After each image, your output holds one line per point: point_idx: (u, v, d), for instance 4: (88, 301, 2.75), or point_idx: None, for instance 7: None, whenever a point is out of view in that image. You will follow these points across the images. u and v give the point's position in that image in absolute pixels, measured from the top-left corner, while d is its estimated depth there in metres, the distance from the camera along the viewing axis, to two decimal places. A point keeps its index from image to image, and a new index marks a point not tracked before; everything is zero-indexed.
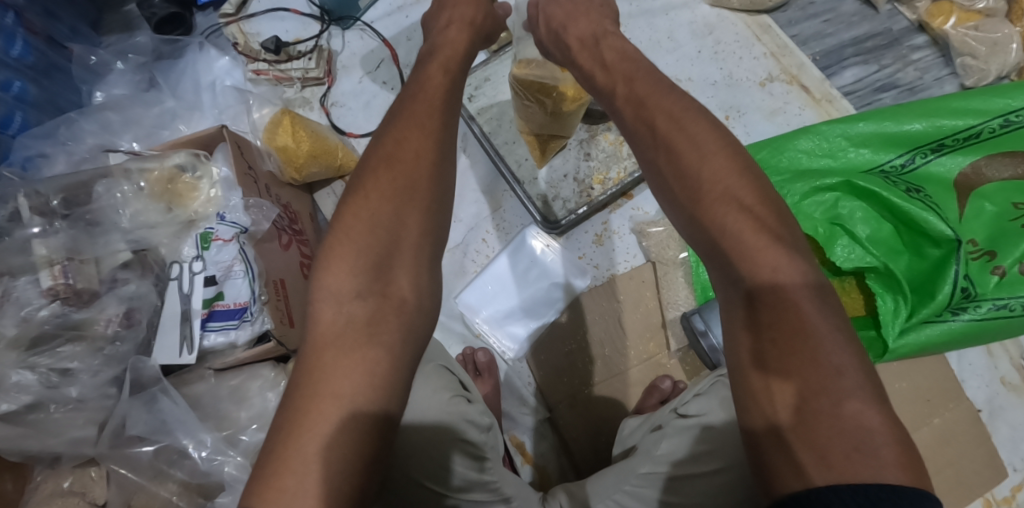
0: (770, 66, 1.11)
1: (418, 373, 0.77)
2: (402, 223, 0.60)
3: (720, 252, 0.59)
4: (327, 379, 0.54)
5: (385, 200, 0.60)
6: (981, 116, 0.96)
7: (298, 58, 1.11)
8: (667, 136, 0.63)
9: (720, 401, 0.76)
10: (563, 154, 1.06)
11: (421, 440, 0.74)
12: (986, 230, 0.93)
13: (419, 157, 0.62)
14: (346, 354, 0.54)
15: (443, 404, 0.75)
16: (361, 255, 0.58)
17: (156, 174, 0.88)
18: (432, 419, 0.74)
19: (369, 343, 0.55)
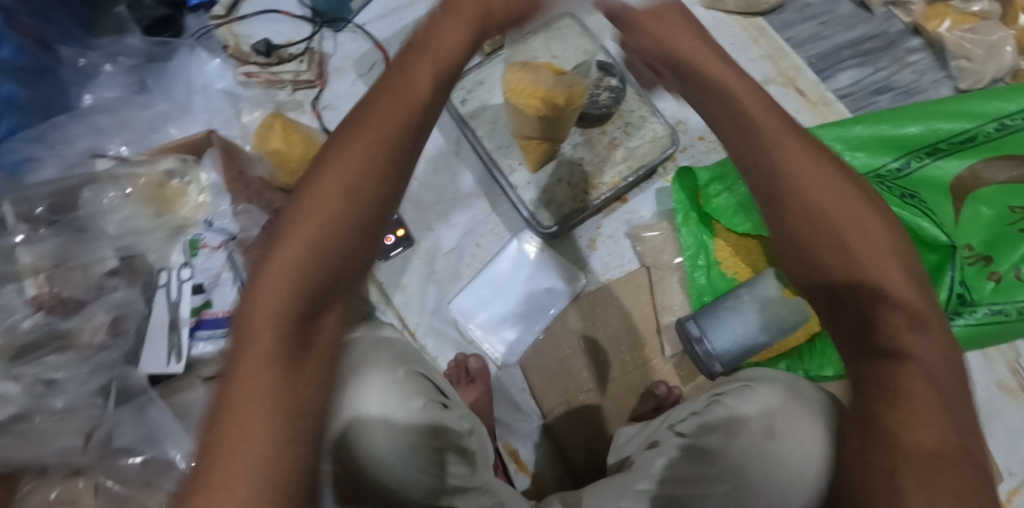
0: (766, 69, 1.10)
1: (384, 376, 0.72)
2: (343, 250, 0.50)
3: (844, 260, 0.56)
4: (230, 436, 0.45)
5: (329, 221, 0.50)
6: (976, 120, 0.96)
7: (289, 61, 1.10)
8: (751, 125, 0.58)
9: (714, 421, 0.75)
10: (557, 158, 1.05)
11: (394, 447, 0.70)
12: (982, 235, 0.93)
13: (375, 172, 0.51)
14: (252, 409, 0.45)
15: (416, 410, 0.72)
16: (293, 287, 0.48)
17: (144, 179, 0.86)
18: (406, 424, 0.71)
19: (279, 398, 0.46)
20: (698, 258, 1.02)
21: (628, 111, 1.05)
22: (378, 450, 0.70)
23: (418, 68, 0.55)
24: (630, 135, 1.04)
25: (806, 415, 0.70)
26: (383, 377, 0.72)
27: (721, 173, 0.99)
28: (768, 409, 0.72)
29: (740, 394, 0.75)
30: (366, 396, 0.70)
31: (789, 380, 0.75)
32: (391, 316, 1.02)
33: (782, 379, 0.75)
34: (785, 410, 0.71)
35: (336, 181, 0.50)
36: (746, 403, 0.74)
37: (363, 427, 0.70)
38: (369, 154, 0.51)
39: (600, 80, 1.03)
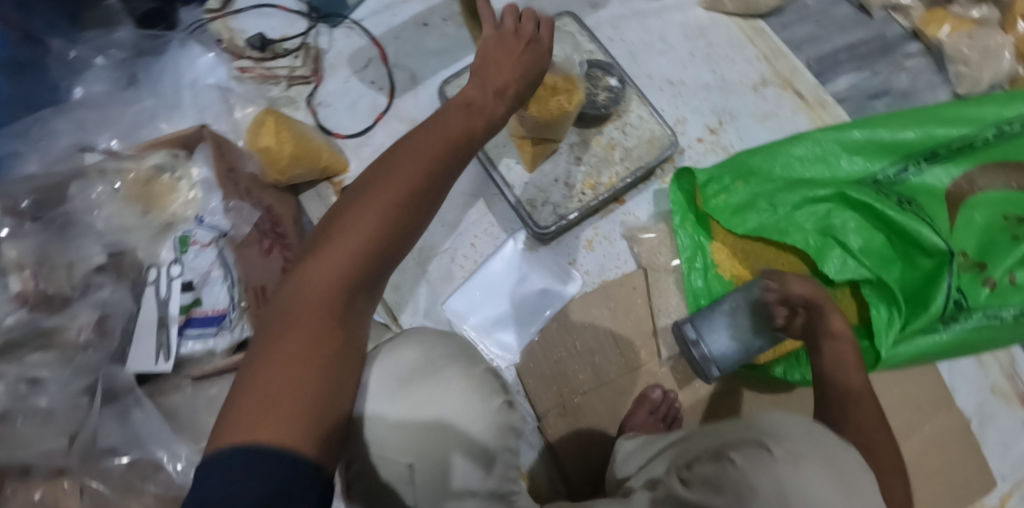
0: (763, 70, 1.09)
1: (456, 369, 0.69)
2: (394, 229, 0.60)
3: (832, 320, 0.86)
4: (294, 346, 0.55)
5: (395, 202, 0.60)
6: (973, 125, 0.96)
7: (284, 56, 1.09)
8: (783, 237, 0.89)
9: (709, 480, 0.68)
10: (553, 158, 1.03)
11: (428, 437, 0.66)
12: (977, 241, 0.94)
13: (433, 170, 0.62)
14: (311, 332, 0.56)
15: (491, 411, 0.68)
16: (362, 247, 0.58)
17: (132, 175, 0.86)
18: (482, 423, 0.67)
19: (333, 331, 0.57)
20: (695, 260, 1.01)
21: (626, 111, 1.04)
22: (450, 450, 0.66)
23: (474, 111, 0.66)
24: (628, 135, 1.03)
25: (824, 478, 0.64)
26: (456, 375, 0.68)
27: (718, 176, 1.00)
28: (785, 477, 0.64)
29: (755, 458, 0.66)
30: (441, 394, 0.66)
31: (807, 437, 0.68)
32: (384, 316, 1.00)
33: (803, 441, 0.67)
34: (805, 476, 0.64)
35: (404, 176, 0.61)
36: (761, 468, 0.65)
37: (437, 427, 0.66)
38: (428, 163, 0.62)
39: (598, 79, 1.02)
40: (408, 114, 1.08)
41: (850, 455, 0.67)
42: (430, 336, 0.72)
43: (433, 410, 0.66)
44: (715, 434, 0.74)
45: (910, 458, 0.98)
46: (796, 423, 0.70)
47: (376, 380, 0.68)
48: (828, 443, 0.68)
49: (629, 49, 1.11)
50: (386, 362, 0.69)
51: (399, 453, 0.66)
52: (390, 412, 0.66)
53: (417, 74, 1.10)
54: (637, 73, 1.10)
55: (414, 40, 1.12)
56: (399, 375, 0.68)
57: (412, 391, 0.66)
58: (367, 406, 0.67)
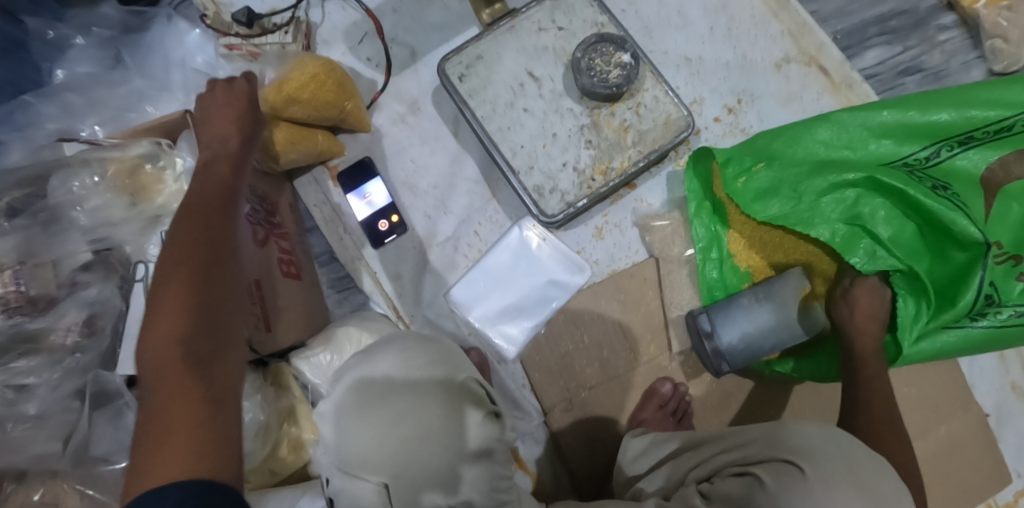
0: (787, 46, 1.02)
1: (437, 372, 0.64)
2: (204, 271, 0.64)
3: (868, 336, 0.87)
4: (159, 403, 0.59)
5: (186, 249, 0.64)
6: (1015, 107, 0.88)
7: (273, 31, 0.98)
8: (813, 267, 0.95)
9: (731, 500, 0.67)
10: (559, 142, 0.93)
11: (409, 439, 0.60)
12: (1012, 233, 0.87)
13: (204, 213, 0.68)
14: (171, 380, 0.59)
15: (472, 422, 0.63)
16: (185, 292, 0.62)
17: (116, 165, 0.80)
18: (462, 435, 0.62)
19: (188, 369, 0.60)
20: (710, 250, 0.96)
21: (640, 91, 0.93)
22: (428, 463, 0.61)
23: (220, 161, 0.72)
24: (641, 118, 0.92)
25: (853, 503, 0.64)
26: (435, 386, 0.63)
27: (739, 156, 0.93)
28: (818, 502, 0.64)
29: (787, 479, 0.66)
30: (418, 408, 0.61)
31: (835, 457, 0.67)
32: (384, 306, 0.98)
33: (833, 463, 0.67)
34: (836, 497, 0.64)
35: (193, 232, 0.66)
36: (792, 492, 0.65)
37: (415, 441, 0.60)
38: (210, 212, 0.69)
39: (610, 55, 0.91)
40: (409, 94, 1.03)
41: (880, 475, 0.67)
42: (412, 343, 0.67)
43: (411, 423, 0.61)
44: (736, 448, 0.74)
45: (923, 457, 0.97)
46: (822, 441, 0.69)
47: (344, 394, 0.64)
48: (856, 462, 0.68)
49: (644, 23, 1.04)
50: (361, 371, 0.65)
51: (369, 469, 0.60)
52: (361, 424, 0.61)
53: (417, 50, 1.04)
54: (651, 49, 1.04)
55: (413, 12, 1.04)
56: (370, 387, 0.63)
57: (387, 404, 0.61)
58: (342, 417, 0.62)
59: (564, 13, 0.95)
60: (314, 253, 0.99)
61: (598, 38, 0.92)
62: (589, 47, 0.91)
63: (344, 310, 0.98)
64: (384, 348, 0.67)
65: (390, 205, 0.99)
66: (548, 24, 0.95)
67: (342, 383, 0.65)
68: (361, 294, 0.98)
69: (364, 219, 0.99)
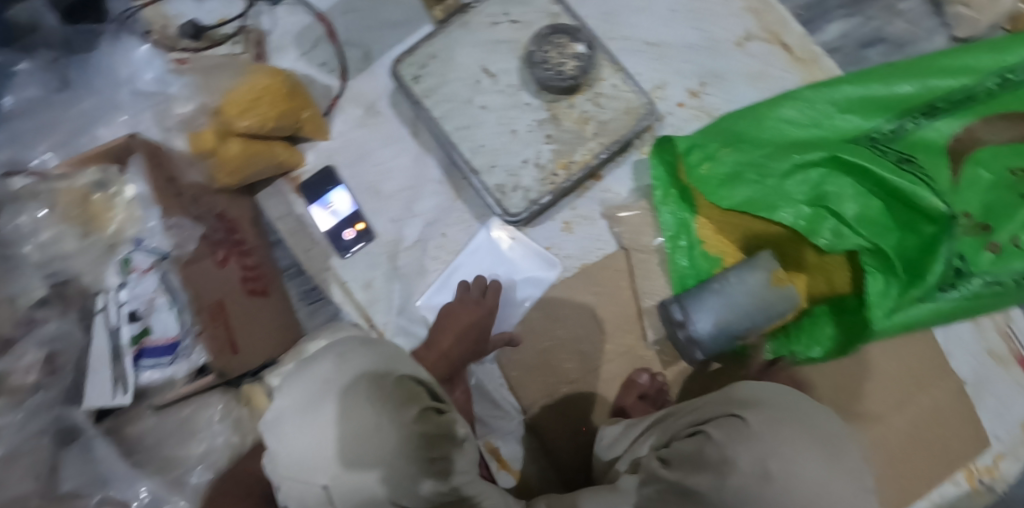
0: (749, 23, 1.00)
1: (373, 370, 0.63)
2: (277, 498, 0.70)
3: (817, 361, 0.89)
4: None
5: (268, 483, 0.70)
6: (975, 75, 0.89)
7: (223, 43, 1.01)
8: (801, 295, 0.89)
9: (689, 463, 0.63)
10: (520, 138, 0.90)
11: (344, 434, 0.60)
12: (981, 202, 0.87)
13: None
14: None
15: (407, 421, 0.61)
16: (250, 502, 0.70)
17: (65, 195, 0.79)
18: (397, 434, 0.60)
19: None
20: (679, 238, 0.96)
21: (598, 80, 0.91)
22: (368, 465, 0.60)
23: None
24: (602, 108, 0.90)
25: (803, 444, 0.58)
26: (368, 388, 0.61)
27: (702, 142, 0.91)
28: (763, 448, 0.58)
29: (732, 430, 0.61)
30: (352, 407, 0.60)
31: (782, 403, 0.62)
32: (356, 316, 0.96)
33: (779, 408, 0.61)
34: (785, 447, 0.58)
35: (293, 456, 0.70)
36: (738, 443, 0.60)
37: (349, 438, 0.60)
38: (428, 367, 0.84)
39: (565, 46, 0.89)
40: (367, 97, 1.01)
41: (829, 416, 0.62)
42: (349, 348, 0.65)
43: (346, 425, 0.60)
44: (693, 410, 0.69)
45: (904, 429, 0.98)
46: (770, 390, 0.64)
47: (284, 403, 0.62)
48: (805, 405, 0.62)
49: (603, 9, 1.01)
50: (302, 378, 0.63)
51: (311, 473, 0.60)
52: (300, 432, 0.60)
53: (371, 51, 1.01)
54: (611, 35, 1.01)
55: (365, 11, 1.01)
56: (308, 395, 0.61)
57: (322, 409, 0.60)
58: (284, 424, 0.61)
59: (517, 5, 0.92)
60: (281, 267, 0.97)
61: (552, 30, 0.89)
62: (542, 40, 0.89)
63: (317, 321, 0.97)
64: (321, 354, 0.65)
65: (355, 212, 0.98)
66: (501, 16, 0.92)
67: (283, 392, 0.63)
68: (332, 305, 0.97)
69: (329, 229, 0.98)
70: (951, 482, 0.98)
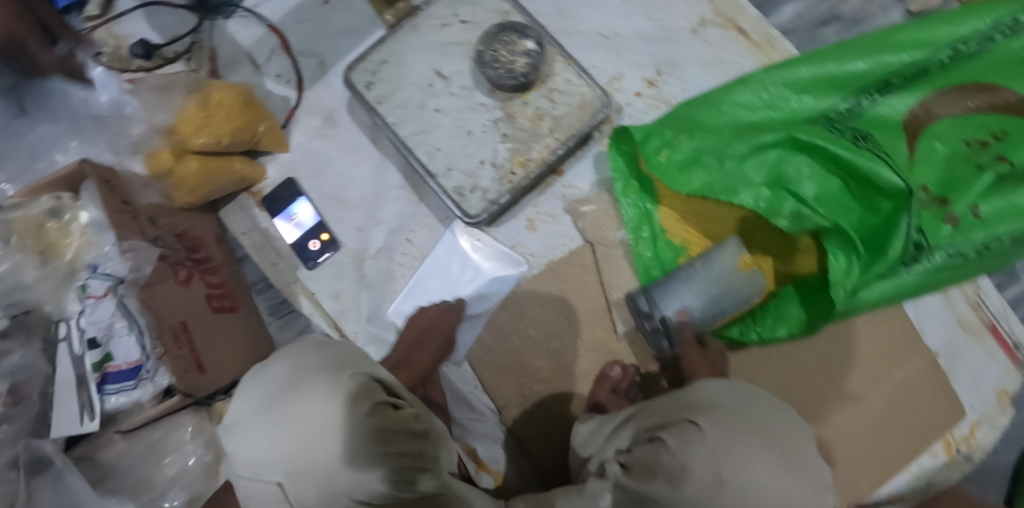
0: (703, 9, 1.00)
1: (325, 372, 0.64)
2: None
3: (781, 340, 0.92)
4: None
5: None
6: (929, 48, 0.88)
7: (175, 60, 0.99)
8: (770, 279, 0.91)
9: (649, 470, 0.61)
10: (475, 139, 0.91)
11: (296, 433, 0.60)
12: (937, 175, 0.87)
13: None
14: None
15: (361, 416, 0.61)
16: None
17: (21, 224, 0.79)
18: (351, 430, 0.60)
19: None
20: (641, 229, 0.96)
21: (551, 76, 0.91)
22: (321, 461, 0.60)
23: None
24: (556, 103, 0.90)
25: (754, 444, 0.57)
26: (322, 387, 0.62)
27: (659, 130, 0.91)
28: (716, 455, 0.57)
29: (686, 437, 0.60)
30: (304, 407, 0.61)
31: (739, 408, 0.60)
32: (326, 326, 0.97)
33: (734, 413, 0.60)
34: (737, 449, 0.57)
35: None
36: (693, 449, 0.58)
37: (301, 438, 0.60)
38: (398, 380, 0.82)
39: (513, 44, 0.89)
40: (324, 107, 1.00)
41: (787, 419, 0.60)
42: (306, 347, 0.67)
43: (300, 423, 0.60)
44: (654, 414, 0.67)
45: (880, 405, 0.98)
46: (728, 392, 0.63)
47: (243, 406, 0.63)
48: (762, 408, 0.61)
49: (556, 4, 1.01)
50: (257, 380, 0.64)
51: (267, 469, 0.60)
52: (255, 431, 0.61)
53: (325, 60, 1.00)
54: (565, 29, 1.01)
55: (317, 19, 1.01)
56: (265, 397, 0.62)
57: (277, 407, 0.61)
58: (239, 428, 0.62)
59: (466, 5, 0.92)
60: (249, 282, 0.97)
61: (500, 28, 0.90)
62: (491, 39, 0.90)
63: (288, 336, 0.96)
64: (278, 355, 0.66)
65: (319, 223, 0.98)
66: (451, 18, 0.91)
67: (241, 395, 0.64)
68: (303, 317, 0.97)
69: (293, 242, 0.97)
70: (929, 453, 0.99)
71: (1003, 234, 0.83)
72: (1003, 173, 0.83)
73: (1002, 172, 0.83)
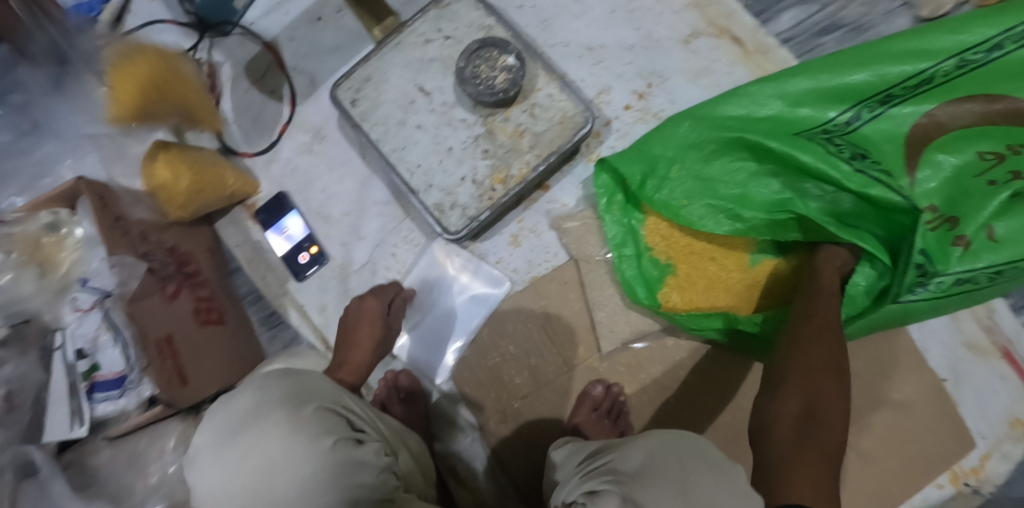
0: (694, 18, 0.97)
1: (287, 404, 0.61)
2: None
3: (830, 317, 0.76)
4: None
5: None
6: (930, 58, 0.81)
7: None
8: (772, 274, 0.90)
9: None
10: (455, 155, 0.91)
11: (252, 467, 0.58)
12: (944, 191, 0.77)
13: None
14: None
15: (320, 452, 0.58)
16: None
17: (21, 238, 0.84)
18: (311, 467, 0.58)
19: None
20: (626, 246, 0.93)
21: (532, 91, 0.90)
22: (280, 499, 0.57)
23: None
24: (537, 119, 0.90)
25: None
26: (281, 422, 0.59)
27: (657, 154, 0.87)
28: None
29: (612, 506, 0.58)
30: (262, 439, 0.58)
31: (669, 473, 0.59)
32: (312, 337, 0.99)
33: (661, 482, 0.58)
34: None
35: None
36: None
37: (258, 472, 0.57)
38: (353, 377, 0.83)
39: (494, 60, 0.89)
40: (313, 123, 1.02)
41: (722, 486, 0.59)
42: (273, 378, 0.65)
43: (258, 456, 0.58)
44: (596, 468, 0.65)
45: (878, 430, 0.94)
46: (666, 452, 0.61)
47: (204, 439, 0.61)
48: (693, 476, 0.59)
49: (541, 16, 1.00)
50: (222, 411, 0.62)
51: (227, 503, 0.58)
52: (214, 464, 0.59)
53: (316, 76, 1.02)
54: (551, 42, 0.99)
55: (309, 36, 1.02)
56: (225, 430, 0.60)
57: (236, 441, 0.59)
58: (201, 461, 0.60)
59: (448, 21, 0.92)
60: (241, 293, 1.00)
61: (480, 44, 0.89)
62: (471, 55, 0.89)
63: (276, 347, 0.99)
64: (242, 387, 0.64)
65: (308, 236, 1.00)
66: (433, 34, 0.92)
67: (204, 428, 0.62)
68: (290, 328, 0.99)
69: (284, 254, 1.00)
70: (934, 485, 0.93)
71: (1014, 258, 0.75)
72: (1019, 190, 0.75)
73: (1018, 189, 0.75)
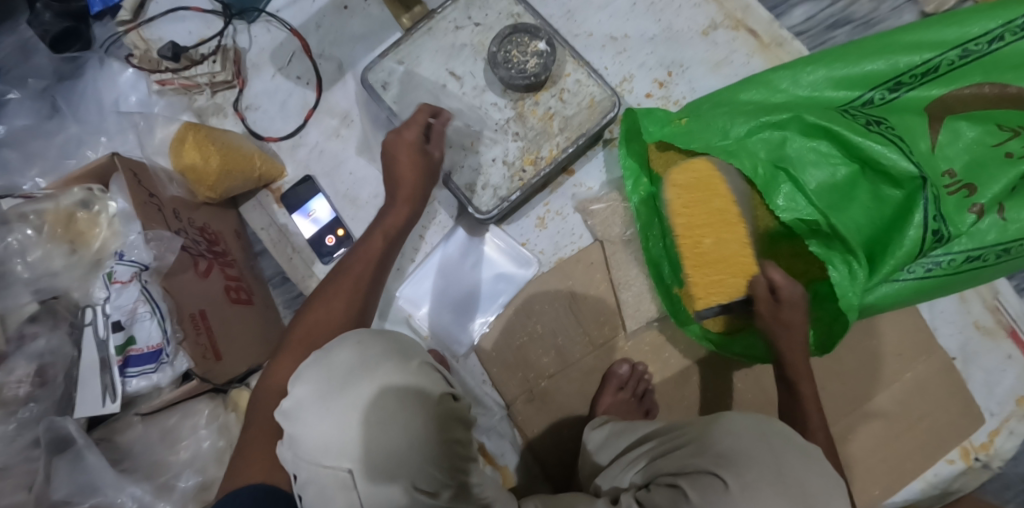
0: (712, 13, 1.01)
1: (392, 359, 0.57)
2: None
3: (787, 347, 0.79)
4: None
5: None
6: (937, 48, 0.81)
7: (202, 62, 1.01)
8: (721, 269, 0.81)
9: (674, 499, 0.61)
10: (486, 137, 0.94)
11: (370, 420, 0.53)
12: (966, 158, 0.79)
13: None
14: None
15: (430, 406, 0.56)
16: None
17: (53, 214, 0.82)
18: (421, 419, 0.55)
19: None
20: (652, 226, 0.95)
21: (561, 76, 0.93)
22: (391, 452, 0.53)
23: None
24: (566, 103, 0.93)
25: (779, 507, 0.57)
26: (393, 375, 0.55)
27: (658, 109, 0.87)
28: None
29: (708, 492, 0.59)
30: (376, 394, 0.54)
31: (764, 459, 0.60)
32: None
33: (758, 469, 0.59)
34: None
35: None
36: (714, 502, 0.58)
37: (372, 425, 0.53)
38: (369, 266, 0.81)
39: (525, 45, 0.91)
40: (340, 109, 1.04)
41: (814, 473, 0.60)
42: (370, 334, 0.59)
43: (371, 411, 0.54)
44: (670, 452, 0.67)
45: (890, 409, 0.98)
46: (752, 438, 0.62)
47: (303, 391, 0.56)
48: (784, 459, 0.60)
49: (565, 7, 1.03)
50: (318, 366, 0.57)
51: (334, 456, 0.53)
52: (318, 414, 0.54)
53: (344, 62, 1.04)
54: (576, 32, 1.03)
55: (337, 24, 1.04)
56: (329, 383, 0.55)
57: (345, 394, 0.54)
58: (303, 417, 0.55)
59: (478, 8, 0.95)
60: (266, 276, 1.02)
61: (512, 30, 0.92)
62: (503, 40, 0.92)
63: None
64: (340, 341, 0.58)
65: (335, 219, 1.01)
66: (463, 21, 0.95)
67: (301, 380, 0.57)
68: None
69: (311, 237, 1.01)
70: (945, 460, 0.97)
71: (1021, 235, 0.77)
72: None
73: None
